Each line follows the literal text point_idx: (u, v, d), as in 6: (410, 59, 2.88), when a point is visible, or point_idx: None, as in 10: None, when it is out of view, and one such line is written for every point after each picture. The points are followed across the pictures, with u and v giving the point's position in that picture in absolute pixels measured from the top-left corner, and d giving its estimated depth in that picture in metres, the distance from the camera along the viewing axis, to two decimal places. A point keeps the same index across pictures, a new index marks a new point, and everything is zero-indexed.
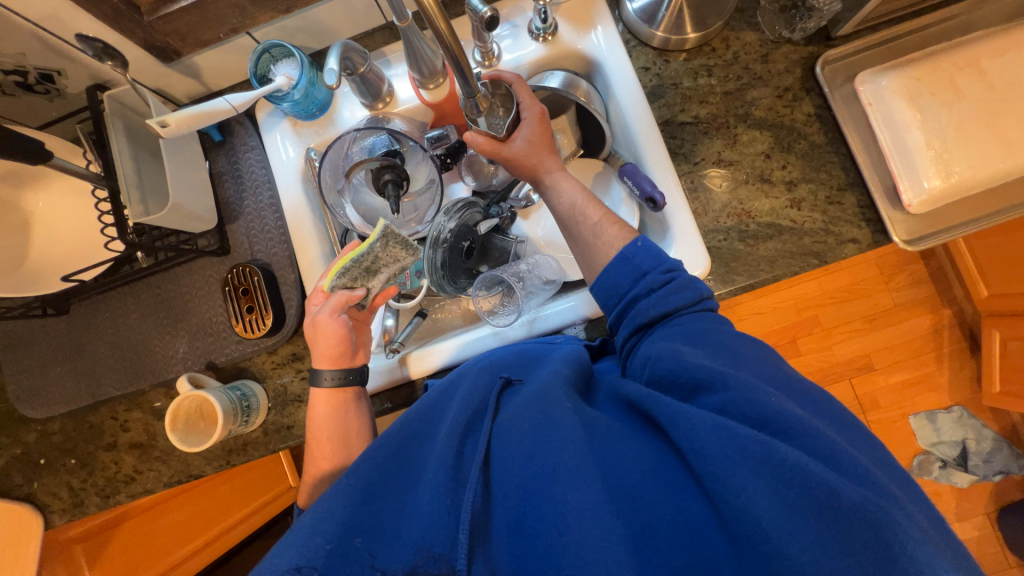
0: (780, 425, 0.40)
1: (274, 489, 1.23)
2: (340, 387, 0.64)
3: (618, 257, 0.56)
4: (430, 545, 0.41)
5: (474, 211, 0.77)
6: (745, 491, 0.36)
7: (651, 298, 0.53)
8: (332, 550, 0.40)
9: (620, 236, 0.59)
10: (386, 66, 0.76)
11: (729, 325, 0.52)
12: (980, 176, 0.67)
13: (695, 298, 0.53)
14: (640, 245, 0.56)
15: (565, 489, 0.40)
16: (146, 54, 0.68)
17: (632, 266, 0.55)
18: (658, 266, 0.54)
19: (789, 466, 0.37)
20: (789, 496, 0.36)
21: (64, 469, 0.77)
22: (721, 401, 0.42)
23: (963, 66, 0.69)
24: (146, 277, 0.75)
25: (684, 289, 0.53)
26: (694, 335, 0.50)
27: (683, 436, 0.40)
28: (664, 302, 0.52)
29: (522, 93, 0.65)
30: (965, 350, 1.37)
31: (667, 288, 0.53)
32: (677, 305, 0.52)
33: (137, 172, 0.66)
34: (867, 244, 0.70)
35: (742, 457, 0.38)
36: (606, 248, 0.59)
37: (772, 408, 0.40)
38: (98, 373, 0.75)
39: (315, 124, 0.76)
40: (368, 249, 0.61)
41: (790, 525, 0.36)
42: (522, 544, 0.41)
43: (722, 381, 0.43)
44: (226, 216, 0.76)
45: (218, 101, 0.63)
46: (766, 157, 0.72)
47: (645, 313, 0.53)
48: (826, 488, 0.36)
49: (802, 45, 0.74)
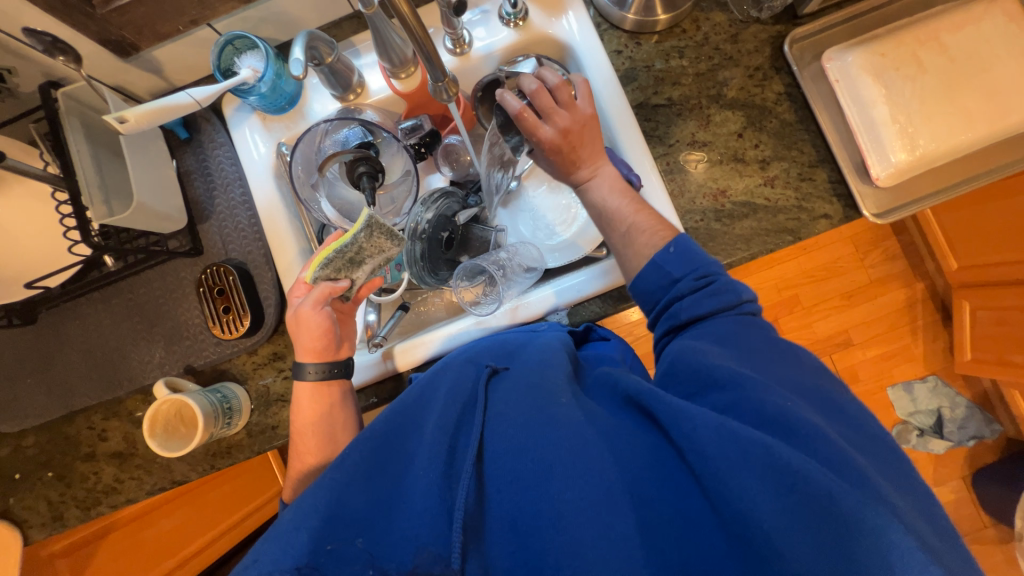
0: (790, 425, 0.40)
1: (268, 491, 1.19)
2: (324, 380, 0.63)
3: (649, 264, 0.55)
4: (429, 544, 0.41)
5: (452, 202, 0.77)
6: (747, 494, 0.37)
7: (690, 302, 0.52)
8: (332, 551, 0.40)
9: (653, 240, 0.57)
10: (355, 56, 0.74)
11: (774, 332, 0.50)
12: (943, 148, 0.69)
13: (735, 301, 0.52)
14: (672, 252, 0.54)
15: (562, 487, 0.41)
16: (102, 49, 0.66)
17: (664, 273, 0.54)
18: (692, 271, 0.53)
19: (791, 470, 0.37)
20: (790, 500, 0.37)
21: (40, 483, 0.75)
22: (732, 396, 0.43)
23: (925, 40, 0.71)
24: (117, 282, 0.73)
25: (722, 292, 0.51)
26: (726, 336, 0.49)
27: (683, 436, 0.41)
28: (697, 306, 0.52)
29: (530, 128, 0.62)
30: (938, 322, 1.41)
31: (704, 292, 0.52)
32: (712, 309, 0.51)
33: (98, 172, 0.64)
34: (839, 219, 0.71)
35: (744, 459, 0.38)
36: (638, 256, 0.58)
37: (786, 410, 0.41)
38: (72, 383, 0.73)
39: (285, 118, 0.74)
40: (351, 240, 0.59)
41: (791, 529, 0.36)
42: (519, 541, 0.41)
43: (739, 380, 0.43)
44: (197, 215, 0.74)
45: (179, 95, 0.61)
46: (739, 136, 0.73)
47: (678, 316, 0.53)
48: (829, 496, 0.37)
49: (771, 24, 0.74)
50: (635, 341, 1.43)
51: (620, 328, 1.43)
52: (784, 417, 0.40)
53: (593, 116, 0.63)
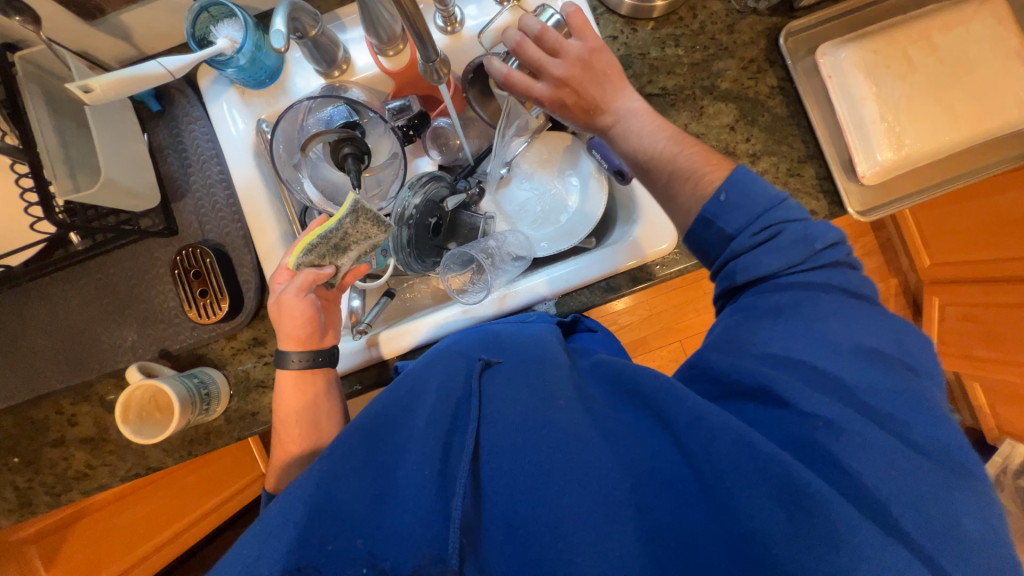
0: (814, 445, 0.40)
1: (246, 475, 1.17)
2: (307, 369, 0.62)
3: (698, 219, 0.51)
4: (430, 547, 0.41)
5: (441, 186, 0.74)
6: (761, 512, 0.38)
7: (750, 258, 0.48)
8: (332, 551, 0.40)
9: (695, 195, 0.53)
10: (340, 30, 0.71)
11: (840, 291, 0.46)
12: (928, 149, 0.70)
13: (806, 254, 0.47)
14: (723, 200, 0.50)
15: (559, 493, 0.41)
16: (64, 11, 0.61)
17: (716, 229, 0.50)
18: (750, 224, 0.49)
19: (808, 492, 0.38)
20: (803, 522, 0.38)
21: (6, 469, 0.72)
22: (777, 410, 0.43)
23: (916, 39, 0.71)
24: (85, 261, 0.70)
25: (787, 246, 0.47)
26: (789, 305, 0.45)
27: (695, 442, 0.42)
28: (759, 264, 0.48)
29: (523, 87, 0.61)
30: (909, 316, 1.46)
31: (770, 246, 0.47)
32: (777, 266, 0.47)
33: (63, 143, 0.60)
34: (824, 216, 0.72)
35: (761, 475, 0.39)
36: (683, 212, 0.54)
37: (810, 429, 0.41)
38: (38, 366, 0.70)
39: (265, 93, 0.71)
40: (337, 225, 0.58)
41: (801, 552, 0.37)
42: (515, 548, 0.41)
43: (780, 397, 0.42)
44: (171, 193, 0.71)
45: (150, 65, 0.57)
46: (731, 130, 0.73)
47: (734, 277, 0.49)
48: (849, 529, 0.37)
49: (768, 15, 0.73)
50: (619, 330, 1.44)
51: (604, 318, 1.44)
52: (808, 436, 0.41)
53: (594, 51, 0.59)
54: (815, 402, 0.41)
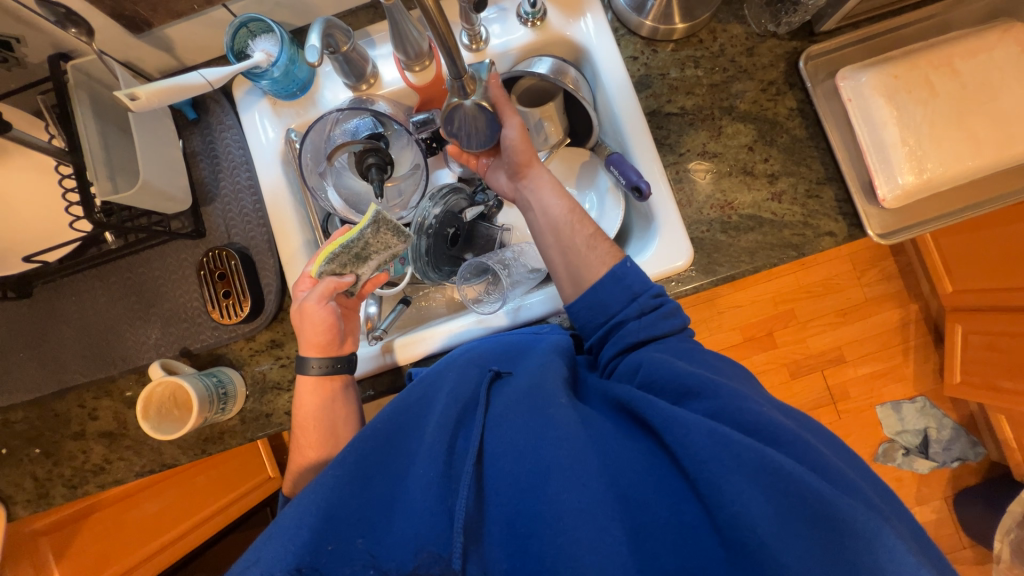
0: (773, 434, 0.46)
1: (229, 494, 1.15)
2: (328, 375, 0.63)
3: (608, 276, 0.60)
4: (430, 546, 0.44)
5: (460, 197, 0.79)
6: (740, 498, 0.41)
7: (639, 321, 0.58)
8: (333, 551, 0.43)
9: (610, 253, 0.63)
10: (370, 46, 0.74)
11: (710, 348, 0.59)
12: (951, 173, 0.69)
13: (680, 325, 0.59)
14: (629, 266, 0.61)
15: (558, 490, 0.44)
16: (114, 24, 0.65)
17: (623, 285, 0.60)
18: (648, 290, 0.60)
19: (783, 474, 0.42)
20: (784, 502, 0.41)
21: (27, 459, 0.74)
22: (742, 405, 0.47)
23: (938, 65, 0.71)
24: (115, 260, 0.72)
25: (670, 315, 0.59)
26: (683, 353, 0.56)
27: (676, 438, 0.46)
28: (652, 325, 0.58)
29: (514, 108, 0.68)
30: (930, 344, 1.42)
31: (655, 313, 0.58)
32: (664, 330, 0.58)
33: (104, 148, 0.63)
34: (843, 237, 0.71)
35: (738, 464, 0.42)
36: (594, 261, 0.62)
37: (763, 416, 0.47)
38: (64, 360, 0.72)
39: (296, 105, 0.74)
40: (358, 235, 0.59)
41: (781, 534, 0.40)
42: (516, 545, 0.45)
43: (743, 405, 0.48)
44: (201, 197, 0.74)
45: (192, 76, 0.60)
46: (750, 149, 0.73)
47: (633, 335, 0.58)
48: (821, 499, 0.41)
49: (787, 39, 0.75)
50: None
51: None
52: (768, 432, 0.46)
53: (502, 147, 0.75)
54: (759, 411, 0.47)
